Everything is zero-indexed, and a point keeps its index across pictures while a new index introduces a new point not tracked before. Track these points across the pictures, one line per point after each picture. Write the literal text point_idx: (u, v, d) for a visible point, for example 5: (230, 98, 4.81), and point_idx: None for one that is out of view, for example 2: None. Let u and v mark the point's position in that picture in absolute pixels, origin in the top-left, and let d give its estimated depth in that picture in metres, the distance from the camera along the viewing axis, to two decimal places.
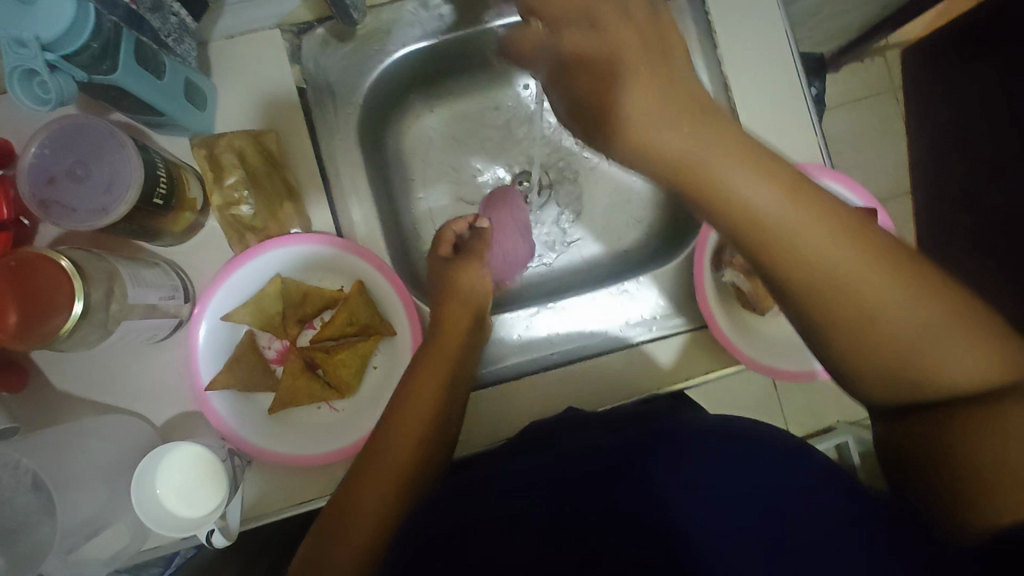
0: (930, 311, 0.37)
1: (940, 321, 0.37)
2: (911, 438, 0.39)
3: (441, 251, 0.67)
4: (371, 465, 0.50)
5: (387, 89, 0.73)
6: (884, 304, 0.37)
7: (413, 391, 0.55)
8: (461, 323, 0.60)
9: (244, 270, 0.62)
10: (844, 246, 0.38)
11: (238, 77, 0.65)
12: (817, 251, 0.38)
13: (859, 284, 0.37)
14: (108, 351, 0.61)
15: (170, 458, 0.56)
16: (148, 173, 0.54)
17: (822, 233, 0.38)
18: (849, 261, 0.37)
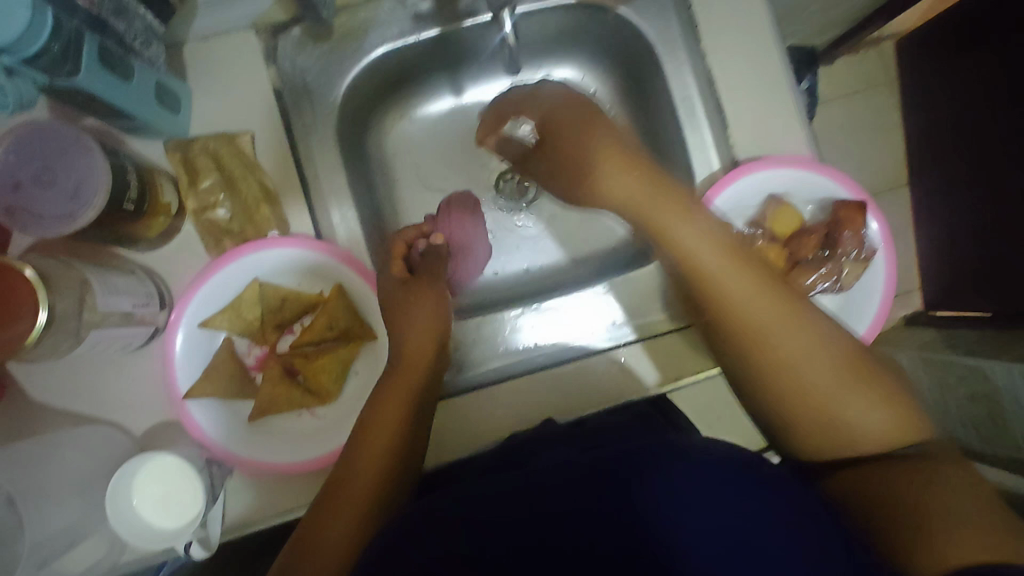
0: (846, 382, 0.46)
1: (841, 375, 0.46)
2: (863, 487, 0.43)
3: (396, 274, 0.63)
4: (340, 489, 0.50)
5: (367, 89, 0.72)
6: (802, 357, 0.47)
7: (380, 404, 0.55)
8: (429, 335, 0.59)
9: (221, 276, 0.61)
10: (771, 299, 0.49)
11: (215, 81, 0.64)
12: (764, 317, 0.49)
13: (794, 351, 0.47)
14: (80, 360, 0.59)
15: (145, 471, 0.54)
16: (117, 178, 0.52)
17: (769, 309, 0.49)
18: (790, 332, 0.48)
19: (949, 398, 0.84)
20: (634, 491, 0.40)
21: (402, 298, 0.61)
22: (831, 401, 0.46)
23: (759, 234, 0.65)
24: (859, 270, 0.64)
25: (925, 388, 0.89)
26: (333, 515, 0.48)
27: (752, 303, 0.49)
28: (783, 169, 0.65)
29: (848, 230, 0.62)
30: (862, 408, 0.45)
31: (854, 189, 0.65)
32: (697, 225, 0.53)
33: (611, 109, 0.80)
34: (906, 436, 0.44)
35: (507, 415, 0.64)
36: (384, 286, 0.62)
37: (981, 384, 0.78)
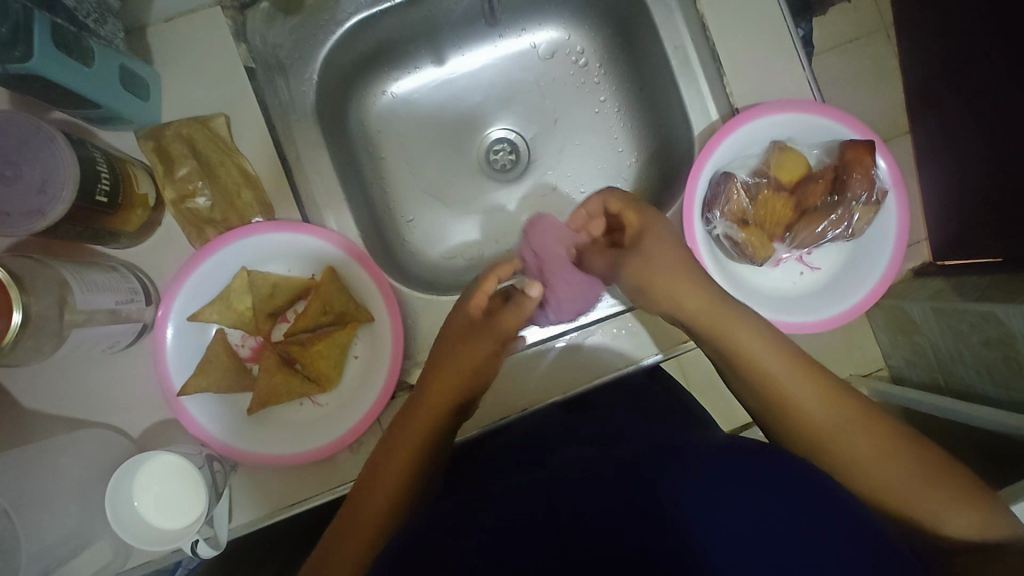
0: (908, 467, 0.45)
1: (902, 465, 0.45)
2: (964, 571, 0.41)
3: (473, 308, 0.57)
4: (352, 519, 0.49)
5: (344, 63, 0.69)
6: (852, 446, 0.46)
7: (405, 421, 0.54)
8: (467, 365, 0.55)
9: (207, 266, 0.59)
10: (811, 381, 0.48)
11: (184, 63, 0.61)
12: (849, 429, 0.47)
13: (867, 451, 0.46)
14: (69, 364, 0.57)
15: (145, 470, 0.53)
16: (86, 168, 0.50)
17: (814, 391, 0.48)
18: (839, 414, 0.47)
19: (963, 345, 0.82)
20: (660, 484, 0.36)
21: (459, 343, 0.56)
22: (915, 497, 0.44)
23: (764, 183, 0.62)
24: (871, 214, 0.61)
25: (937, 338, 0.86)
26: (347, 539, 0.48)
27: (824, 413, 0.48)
28: (788, 114, 0.62)
29: (857, 172, 0.59)
30: (951, 512, 0.43)
31: (861, 130, 0.62)
32: (759, 332, 0.50)
33: (600, 68, 0.77)
34: (985, 529, 0.42)
35: (518, 395, 0.61)
36: (456, 320, 0.57)
37: (995, 329, 0.76)
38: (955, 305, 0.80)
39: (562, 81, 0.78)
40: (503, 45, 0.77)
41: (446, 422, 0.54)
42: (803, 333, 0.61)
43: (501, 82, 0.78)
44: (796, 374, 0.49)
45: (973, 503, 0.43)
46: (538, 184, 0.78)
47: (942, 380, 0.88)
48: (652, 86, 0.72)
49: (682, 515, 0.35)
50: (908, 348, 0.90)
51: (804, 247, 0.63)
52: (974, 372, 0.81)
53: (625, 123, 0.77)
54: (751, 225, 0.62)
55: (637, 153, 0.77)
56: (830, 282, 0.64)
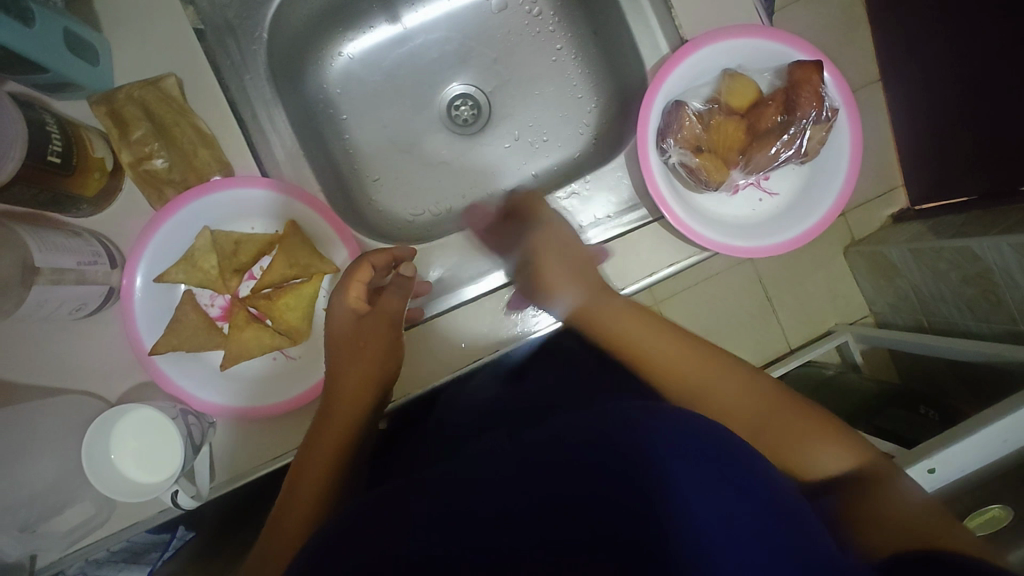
0: (773, 410, 0.51)
1: (759, 408, 0.51)
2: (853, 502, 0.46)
3: (352, 304, 0.57)
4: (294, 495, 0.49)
5: (295, 22, 0.69)
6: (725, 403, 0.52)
7: (335, 398, 0.54)
8: (376, 354, 0.55)
9: (170, 227, 0.59)
10: (680, 352, 0.54)
11: (130, 26, 0.61)
12: (719, 387, 0.52)
13: (740, 402, 0.51)
14: (41, 332, 0.57)
15: (122, 424, 0.54)
16: (36, 129, 0.50)
17: (683, 358, 0.54)
18: (710, 373, 0.53)
19: (943, 285, 0.82)
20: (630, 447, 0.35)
21: (352, 334, 0.55)
22: (789, 442, 0.49)
23: (716, 109, 0.63)
24: (823, 132, 0.62)
25: (919, 279, 0.87)
26: (296, 494, 0.49)
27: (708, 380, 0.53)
28: (736, 39, 0.62)
29: (805, 91, 0.60)
30: (818, 449, 0.49)
31: (808, 51, 0.63)
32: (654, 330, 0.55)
33: (554, 16, 0.77)
34: (850, 461, 0.48)
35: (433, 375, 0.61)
36: (339, 319, 0.56)
37: (971, 265, 0.76)
38: (931, 244, 0.80)
39: (518, 32, 0.78)
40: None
41: (372, 401, 0.55)
42: (761, 255, 0.63)
43: (455, 36, 0.78)
44: (685, 357, 0.54)
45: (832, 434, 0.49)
46: (499, 136, 0.79)
47: (927, 321, 0.90)
48: (604, 27, 0.72)
49: (656, 492, 0.33)
50: (891, 293, 0.95)
51: (759, 171, 0.64)
52: (956, 308, 0.82)
53: (582, 69, 0.77)
54: (706, 151, 0.62)
55: (596, 97, 0.77)
56: (790, 206, 0.65)
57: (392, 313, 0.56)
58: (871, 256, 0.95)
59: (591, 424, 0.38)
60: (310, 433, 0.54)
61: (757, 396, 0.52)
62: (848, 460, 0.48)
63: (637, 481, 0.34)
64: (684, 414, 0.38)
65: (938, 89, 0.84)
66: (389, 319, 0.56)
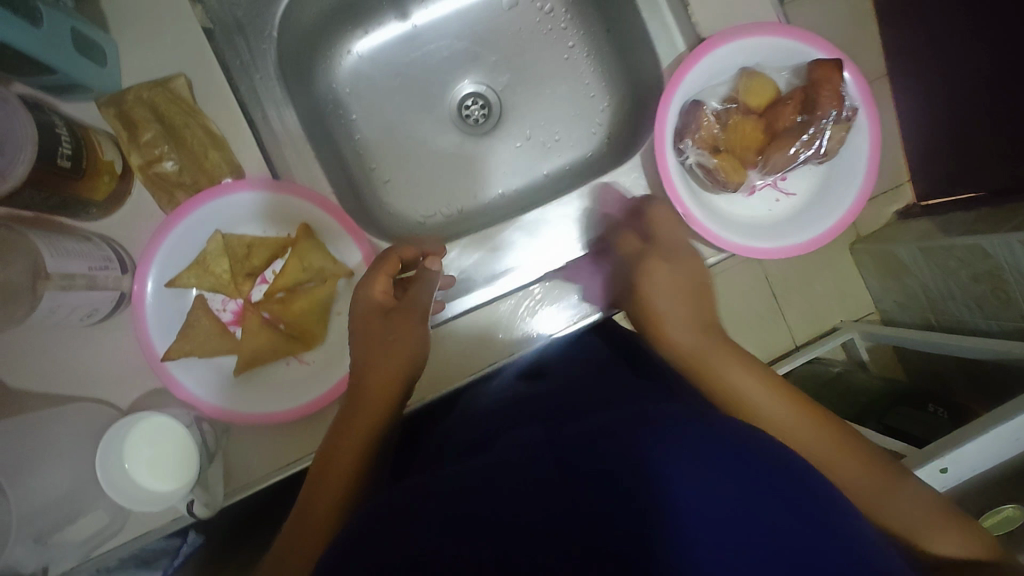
0: (887, 478, 0.45)
1: (871, 475, 0.45)
2: None
3: (378, 296, 0.57)
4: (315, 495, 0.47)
5: (305, 21, 0.68)
6: (834, 460, 0.45)
7: (357, 398, 0.53)
8: (404, 347, 0.54)
9: (182, 230, 0.59)
10: (771, 387, 0.48)
11: (137, 26, 0.60)
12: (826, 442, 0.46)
13: (853, 466, 0.45)
14: (49, 339, 0.56)
15: (136, 432, 0.53)
16: (46, 132, 0.49)
17: (775, 396, 0.48)
18: (808, 424, 0.47)
19: (951, 280, 0.80)
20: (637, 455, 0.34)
21: (379, 324, 0.55)
22: (911, 520, 0.44)
23: (733, 109, 0.63)
24: (842, 132, 0.61)
25: (927, 277, 0.84)
26: (320, 495, 0.47)
27: (825, 448, 0.46)
28: (754, 38, 0.62)
29: (825, 90, 0.59)
30: (939, 530, 0.44)
31: (827, 49, 0.62)
32: (745, 365, 0.50)
33: (566, 13, 0.76)
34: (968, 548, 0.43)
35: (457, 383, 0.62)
36: (362, 308, 0.57)
37: (982, 262, 0.74)
38: (942, 241, 0.78)
39: (528, 30, 0.77)
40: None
41: (396, 402, 0.53)
42: (779, 256, 0.62)
43: (466, 34, 0.78)
44: (796, 412, 0.47)
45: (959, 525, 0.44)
46: (510, 136, 0.78)
47: (935, 319, 0.87)
48: (618, 25, 0.71)
49: (669, 501, 0.32)
50: (898, 288, 0.92)
51: (777, 172, 0.63)
52: (964, 306, 0.80)
53: (594, 67, 0.76)
54: (723, 151, 0.62)
55: (609, 96, 0.76)
56: (807, 207, 0.64)
57: (422, 303, 0.57)
58: (882, 254, 0.91)
59: (604, 429, 0.37)
60: (337, 424, 0.52)
61: (867, 461, 0.46)
62: (966, 543, 0.43)
63: (628, 482, 0.33)
64: (732, 423, 0.39)
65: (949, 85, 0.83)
66: (417, 310, 0.56)
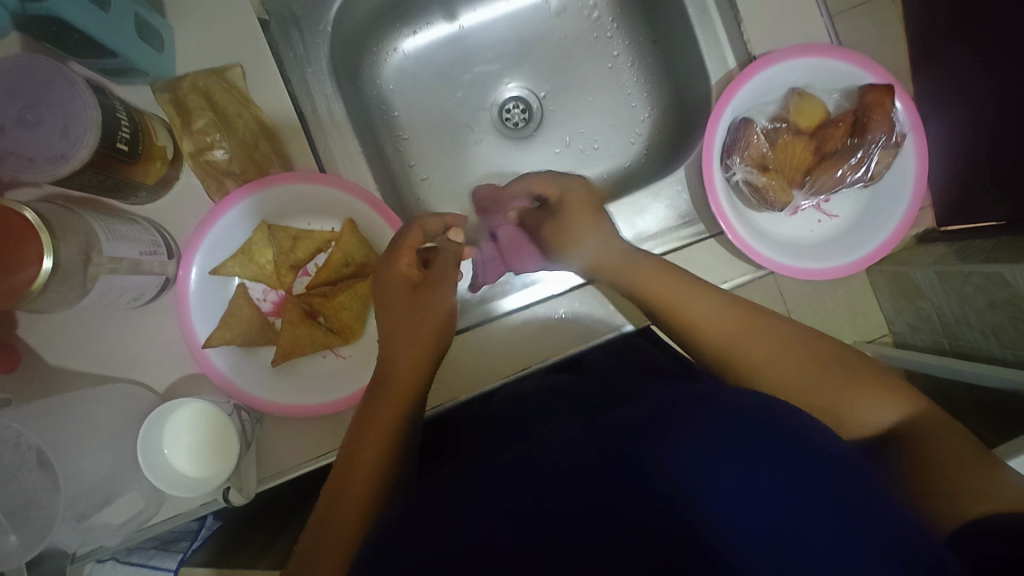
0: (808, 357, 0.47)
1: (788, 353, 0.48)
2: (922, 456, 0.41)
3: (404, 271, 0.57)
4: (347, 482, 0.45)
5: (355, 17, 0.68)
6: (760, 354, 0.48)
7: (385, 385, 0.52)
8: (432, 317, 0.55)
9: (229, 218, 0.59)
10: (724, 309, 0.52)
11: (195, 14, 0.60)
12: (755, 343, 0.49)
13: (777, 352, 0.48)
14: (93, 320, 0.57)
15: (175, 419, 0.54)
16: (107, 116, 0.49)
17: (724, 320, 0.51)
18: (743, 330, 0.50)
19: (967, 308, 0.74)
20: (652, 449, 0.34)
21: (405, 300, 0.55)
22: (833, 395, 0.45)
23: (783, 129, 0.63)
24: (890, 157, 0.61)
25: (943, 302, 0.78)
26: (352, 481, 0.46)
27: (749, 342, 0.49)
28: (807, 58, 0.62)
29: (877, 115, 0.59)
30: (863, 399, 0.44)
31: (880, 74, 0.62)
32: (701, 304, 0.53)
33: (614, 22, 0.76)
34: (898, 414, 0.43)
35: (492, 374, 0.62)
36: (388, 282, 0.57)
37: (999, 291, 0.69)
38: (960, 266, 0.72)
39: (574, 37, 0.77)
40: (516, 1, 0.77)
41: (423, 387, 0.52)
42: (838, 275, 0.62)
43: (513, 38, 0.78)
44: (738, 324, 0.51)
45: (887, 388, 0.44)
46: (549, 142, 0.78)
47: (947, 344, 0.80)
48: (667, 37, 0.71)
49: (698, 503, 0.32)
50: (912, 314, 0.82)
51: (822, 193, 0.63)
52: (979, 334, 0.74)
53: (637, 77, 0.76)
54: (772, 170, 0.62)
55: (650, 106, 0.76)
56: (847, 229, 0.65)
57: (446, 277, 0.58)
58: (894, 276, 0.82)
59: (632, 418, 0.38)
60: (363, 414, 0.51)
61: (793, 343, 0.48)
62: (896, 408, 0.44)
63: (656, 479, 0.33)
64: (745, 396, 0.37)
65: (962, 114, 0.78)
66: (445, 287, 0.56)
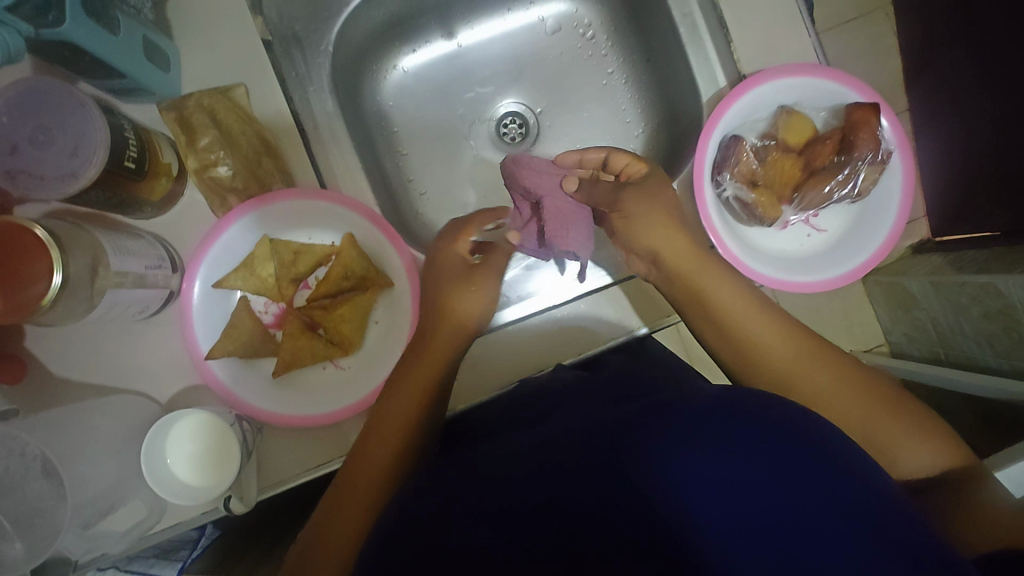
0: (866, 396, 0.51)
1: (850, 389, 0.52)
2: (963, 503, 0.46)
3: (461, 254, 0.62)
4: (350, 488, 0.49)
5: (356, 38, 0.70)
6: (821, 388, 0.52)
7: (395, 393, 0.55)
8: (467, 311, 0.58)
9: (232, 232, 0.60)
10: (754, 319, 0.56)
11: (201, 36, 0.62)
12: (812, 372, 0.53)
13: (832, 386, 0.52)
14: (98, 332, 0.59)
15: (178, 429, 0.55)
16: (115, 135, 0.51)
17: (760, 329, 0.56)
18: (794, 356, 0.54)
19: (962, 317, 0.77)
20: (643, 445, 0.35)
21: (457, 281, 0.60)
22: (890, 437, 0.49)
23: (772, 146, 0.64)
24: (877, 173, 0.63)
25: (938, 312, 0.81)
26: (353, 488, 0.49)
27: (801, 371, 0.53)
28: (795, 77, 0.63)
29: (863, 132, 0.61)
30: (916, 445, 0.49)
31: (867, 92, 0.64)
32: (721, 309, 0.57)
33: (608, 40, 0.78)
34: (944, 463, 0.49)
35: (491, 382, 0.63)
36: (447, 265, 0.62)
37: (994, 300, 0.71)
38: (953, 277, 0.76)
39: (570, 54, 0.79)
40: (512, 20, 0.79)
41: (432, 394, 0.55)
42: (827, 288, 0.64)
43: (510, 56, 0.80)
44: (778, 341, 0.55)
45: (938, 439, 0.49)
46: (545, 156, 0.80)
47: (943, 353, 0.82)
48: (659, 56, 0.73)
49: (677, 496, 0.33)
50: (908, 323, 0.87)
51: (811, 208, 0.65)
52: (975, 343, 0.76)
53: (632, 94, 0.78)
54: (760, 186, 0.64)
55: (645, 122, 0.78)
56: (837, 243, 0.66)
57: (496, 272, 0.61)
58: (890, 286, 0.88)
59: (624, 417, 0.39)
60: (371, 421, 0.54)
61: (848, 376, 0.53)
62: (942, 456, 0.49)
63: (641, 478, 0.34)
64: (739, 393, 0.38)
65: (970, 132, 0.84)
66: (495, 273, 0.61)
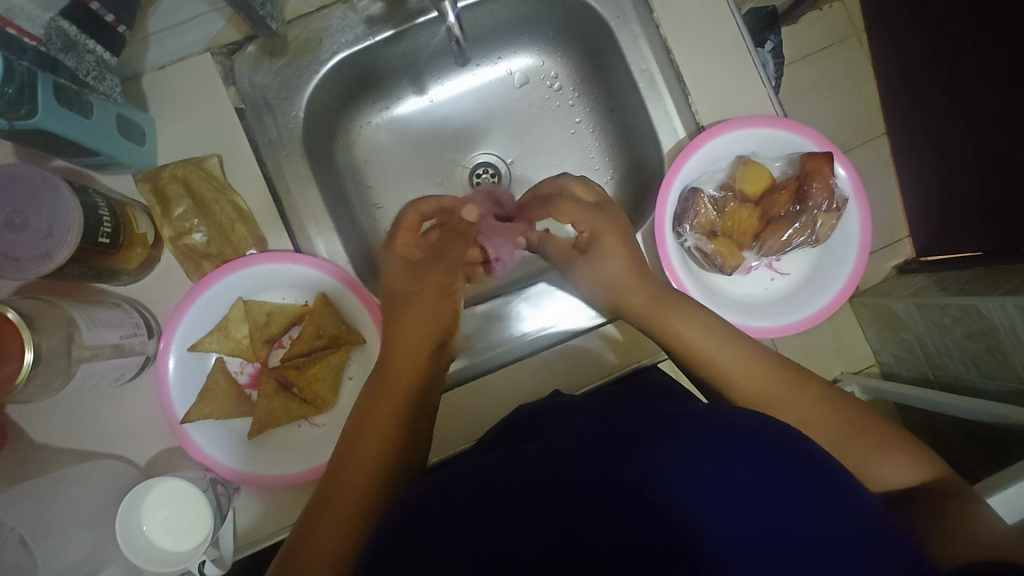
0: (840, 421, 0.52)
1: (831, 419, 0.52)
2: (946, 511, 0.46)
3: (405, 251, 0.64)
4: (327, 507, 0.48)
5: (326, 101, 0.72)
6: (797, 413, 0.53)
7: (371, 406, 0.54)
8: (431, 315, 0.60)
9: (209, 296, 0.62)
10: (732, 347, 0.56)
11: (173, 108, 0.64)
12: (788, 404, 0.53)
13: (812, 413, 0.52)
14: (75, 399, 0.60)
15: (154, 495, 0.56)
16: (89, 213, 0.53)
17: (744, 357, 0.55)
18: (778, 383, 0.54)
19: (947, 337, 0.77)
20: (638, 458, 0.37)
21: (417, 279, 0.62)
22: (862, 455, 0.50)
23: (730, 197, 0.67)
24: (833, 220, 0.65)
25: (923, 333, 0.81)
26: (330, 510, 0.48)
27: (779, 395, 0.53)
28: (750, 130, 0.65)
29: (816, 182, 0.63)
30: (889, 461, 0.50)
31: (819, 142, 0.66)
32: (703, 328, 0.57)
33: (574, 91, 0.81)
34: (920, 476, 0.49)
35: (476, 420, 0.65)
36: (394, 266, 0.63)
37: (976, 322, 0.72)
38: (938, 299, 0.77)
39: (538, 106, 0.82)
40: (482, 73, 0.81)
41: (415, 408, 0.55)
42: (792, 331, 0.65)
43: (480, 108, 0.82)
44: (766, 368, 0.55)
45: (911, 454, 0.50)
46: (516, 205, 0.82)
47: (932, 374, 0.83)
48: (622, 107, 0.76)
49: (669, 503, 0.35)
50: (896, 343, 0.86)
51: (772, 254, 0.66)
52: (961, 363, 0.77)
53: (599, 143, 0.81)
54: (719, 236, 0.66)
55: (612, 170, 0.80)
56: (801, 286, 0.67)
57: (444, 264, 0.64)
58: (875, 306, 0.88)
59: (615, 432, 0.40)
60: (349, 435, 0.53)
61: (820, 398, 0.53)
62: (915, 472, 0.49)
63: (643, 487, 0.36)
64: (714, 420, 0.39)
65: (952, 158, 0.87)
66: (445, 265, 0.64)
